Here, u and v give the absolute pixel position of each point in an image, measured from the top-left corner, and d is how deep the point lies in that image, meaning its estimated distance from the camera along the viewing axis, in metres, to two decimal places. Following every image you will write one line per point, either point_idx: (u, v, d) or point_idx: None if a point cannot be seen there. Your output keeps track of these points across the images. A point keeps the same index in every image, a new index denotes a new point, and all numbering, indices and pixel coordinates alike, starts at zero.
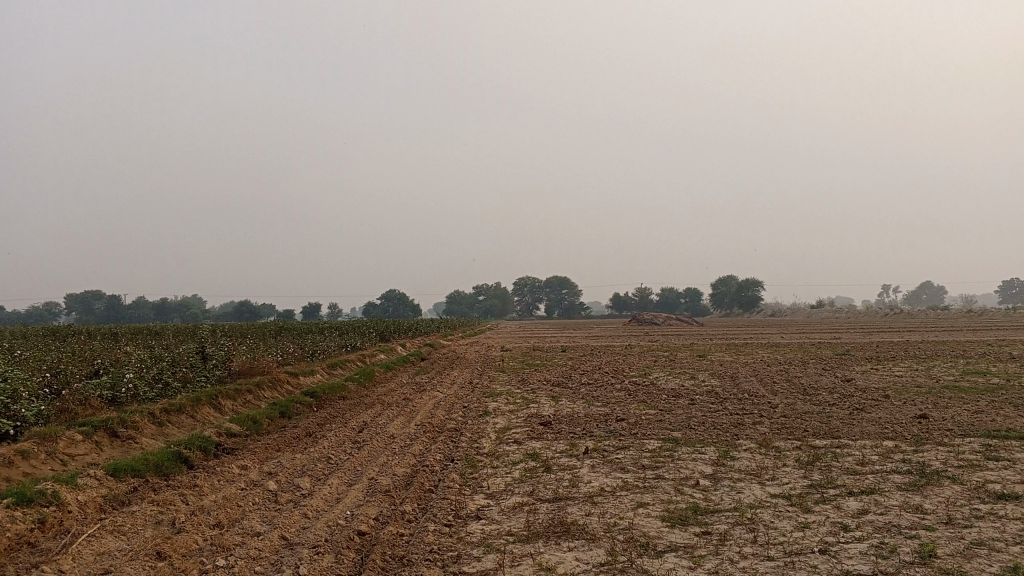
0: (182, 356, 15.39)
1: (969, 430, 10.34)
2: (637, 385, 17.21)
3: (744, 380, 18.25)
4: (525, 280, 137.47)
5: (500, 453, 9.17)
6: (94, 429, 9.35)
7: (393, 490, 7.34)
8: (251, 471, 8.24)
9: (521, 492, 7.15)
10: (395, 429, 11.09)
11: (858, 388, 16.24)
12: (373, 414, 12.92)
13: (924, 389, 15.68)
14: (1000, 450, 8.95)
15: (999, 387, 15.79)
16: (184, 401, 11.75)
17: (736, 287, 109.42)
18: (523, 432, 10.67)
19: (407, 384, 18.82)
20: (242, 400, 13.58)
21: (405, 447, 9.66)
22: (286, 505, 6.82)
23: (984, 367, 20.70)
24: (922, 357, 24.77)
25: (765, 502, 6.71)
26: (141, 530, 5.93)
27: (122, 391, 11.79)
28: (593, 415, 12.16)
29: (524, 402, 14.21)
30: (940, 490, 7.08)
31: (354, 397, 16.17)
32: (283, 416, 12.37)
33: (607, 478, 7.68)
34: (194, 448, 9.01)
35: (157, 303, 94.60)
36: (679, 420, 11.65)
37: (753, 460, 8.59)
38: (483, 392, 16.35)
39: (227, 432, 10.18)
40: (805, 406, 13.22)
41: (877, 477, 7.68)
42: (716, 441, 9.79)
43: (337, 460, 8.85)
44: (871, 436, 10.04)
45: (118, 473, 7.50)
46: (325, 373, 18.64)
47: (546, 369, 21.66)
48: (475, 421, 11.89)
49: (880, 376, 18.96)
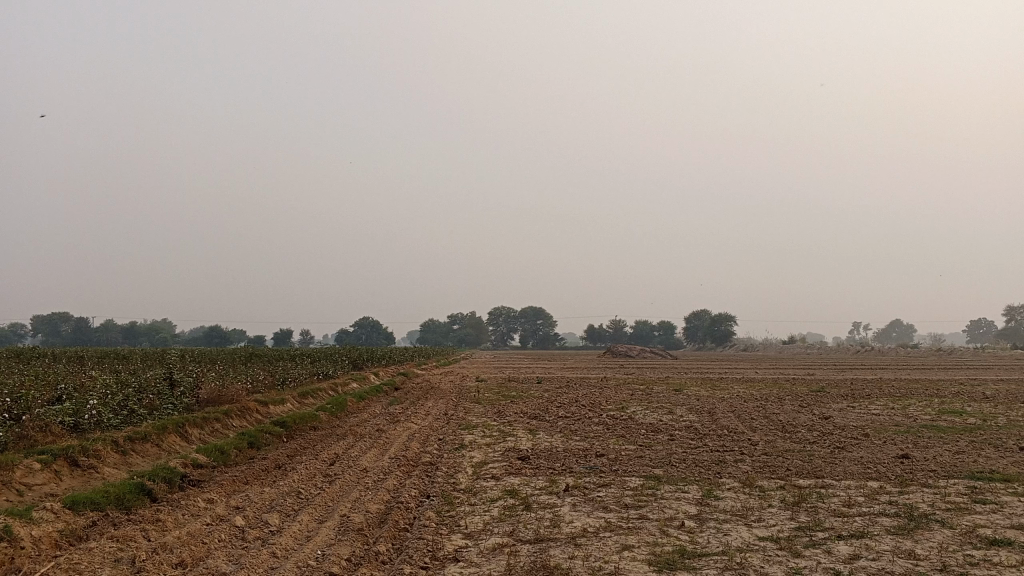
0: (149, 382, 14.95)
1: (953, 471, 10.20)
2: (615, 418, 17.00)
3: (722, 416, 18.09)
4: (500, 310, 137.28)
5: (477, 489, 8.88)
6: (53, 457, 8.95)
7: (366, 528, 7.03)
8: (218, 505, 7.89)
9: (501, 532, 6.87)
10: (368, 462, 10.76)
11: (837, 425, 16.13)
12: (345, 446, 12.57)
13: (903, 428, 15.61)
14: (987, 493, 8.82)
15: (977, 427, 15.73)
16: (150, 429, 11.36)
17: (709, 321, 110.00)
18: (500, 466, 10.39)
19: (381, 414, 18.44)
20: (210, 429, 13.17)
21: (379, 482, 9.34)
22: (254, 544, 6.47)
23: (959, 406, 20.70)
24: (897, 395, 24.82)
25: (753, 545, 6.48)
26: (98, 569, 5.57)
27: (85, 417, 11.38)
28: (572, 450, 11.92)
29: (501, 435, 13.91)
30: (930, 534, 6.91)
31: (326, 427, 15.79)
32: (252, 446, 11.98)
33: (589, 518, 7.42)
34: (158, 480, 8.63)
35: (125, 326, 93.13)
36: (659, 456, 11.44)
37: (738, 500, 8.39)
38: (458, 424, 16.07)
39: (194, 463, 9.80)
40: (785, 444, 13.06)
41: (865, 520, 7.48)
42: (698, 479, 9.60)
43: (307, 495, 8.51)
44: (856, 476, 9.88)
45: (76, 506, 7.11)
46: (296, 402, 18.23)
47: (522, 401, 21.40)
48: (451, 455, 11.58)
49: (858, 414, 18.88)
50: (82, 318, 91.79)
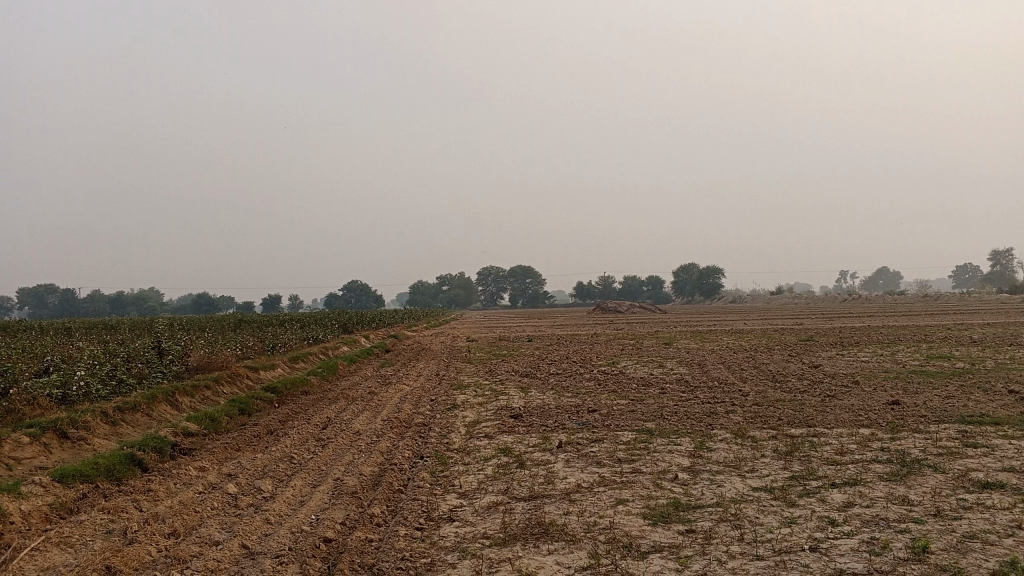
0: (137, 352, 14.83)
1: (943, 416, 10.25)
2: (607, 374, 17.01)
3: (713, 368, 18.15)
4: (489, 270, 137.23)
5: (470, 449, 8.86)
6: (42, 430, 8.86)
7: (360, 491, 6.99)
8: (210, 473, 7.84)
9: (495, 490, 6.85)
10: (361, 425, 10.74)
11: (827, 374, 16.24)
12: (337, 410, 12.53)
13: (892, 375, 15.71)
14: (978, 436, 8.86)
15: (965, 371, 15.86)
16: (139, 399, 11.28)
17: (697, 274, 110.46)
18: (493, 425, 10.37)
19: (372, 377, 18.43)
20: (200, 397, 13.11)
21: (372, 445, 9.31)
22: (247, 511, 6.42)
23: (946, 351, 20.84)
24: (886, 341, 25.05)
25: (747, 495, 6.48)
26: (90, 542, 5.51)
27: (73, 389, 11.30)
28: (564, 406, 11.92)
29: (493, 394, 13.92)
30: (923, 480, 6.92)
31: (317, 391, 15.76)
32: (243, 413, 11.92)
33: (583, 473, 7.41)
34: (148, 449, 8.56)
35: (113, 295, 92.55)
36: (651, 410, 11.45)
37: (731, 451, 8.41)
38: (450, 384, 16.06)
39: (184, 431, 9.73)
40: (776, 394, 13.11)
41: (858, 467, 7.50)
42: (691, 431, 9.62)
43: (300, 460, 8.47)
44: (847, 424, 9.92)
45: (65, 479, 7.02)
46: (286, 367, 18.14)
47: (513, 360, 21.41)
48: (444, 415, 11.57)
49: (847, 362, 19.03)
50: (69, 290, 91.15)
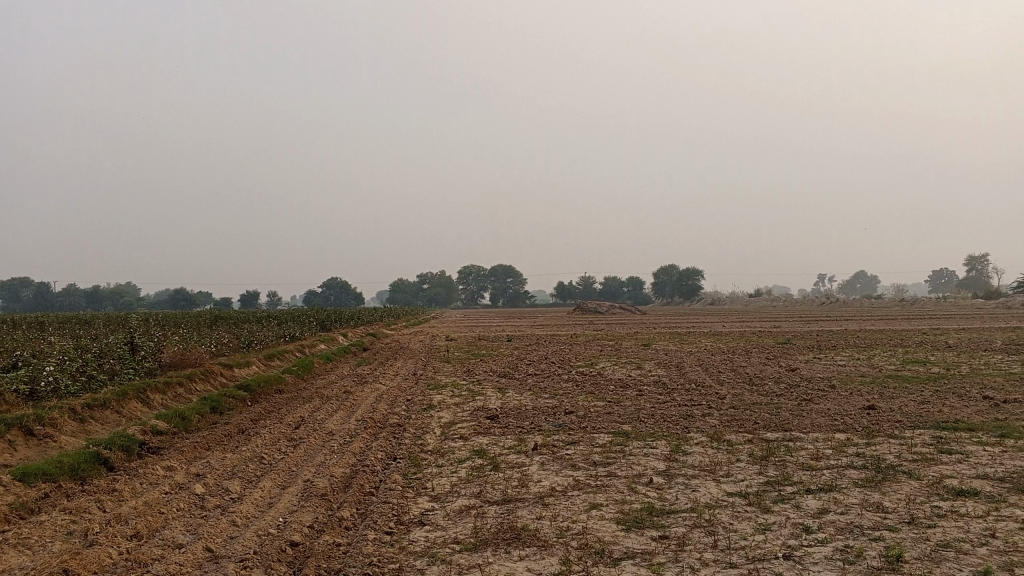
0: (109, 348, 14.59)
1: (918, 421, 10.26)
2: (584, 375, 16.95)
3: (690, 370, 18.14)
4: (469, 269, 137.09)
5: (445, 450, 8.76)
6: (7, 427, 8.66)
7: (331, 494, 6.86)
8: (177, 473, 7.68)
9: (468, 493, 6.75)
10: (334, 425, 10.60)
11: (804, 377, 16.28)
12: (311, 409, 12.38)
13: (868, 379, 15.77)
14: (952, 442, 8.88)
15: (940, 376, 15.95)
16: (109, 396, 11.08)
17: (677, 276, 110.89)
18: (469, 426, 10.28)
19: (349, 376, 18.26)
20: (173, 394, 12.92)
21: (345, 445, 9.18)
22: (213, 512, 6.28)
23: (922, 356, 20.98)
24: (862, 345, 25.17)
25: (722, 501, 6.43)
26: (49, 544, 5.35)
27: (41, 385, 11.08)
28: (541, 408, 11.84)
29: (469, 394, 13.82)
30: (898, 486, 6.90)
31: (292, 389, 15.58)
32: (215, 411, 11.74)
33: (557, 476, 7.33)
34: (115, 448, 8.38)
35: (88, 290, 91.49)
36: (628, 412, 11.40)
37: (706, 455, 8.37)
38: (427, 383, 15.94)
39: (153, 429, 9.54)
40: (753, 397, 13.11)
41: (833, 473, 7.48)
42: (667, 434, 9.57)
43: (271, 460, 8.33)
44: (823, 429, 9.91)
45: (27, 478, 6.83)
46: (262, 365, 17.94)
47: (491, 360, 21.33)
48: (419, 415, 11.45)
49: (824, 366, 19.09)
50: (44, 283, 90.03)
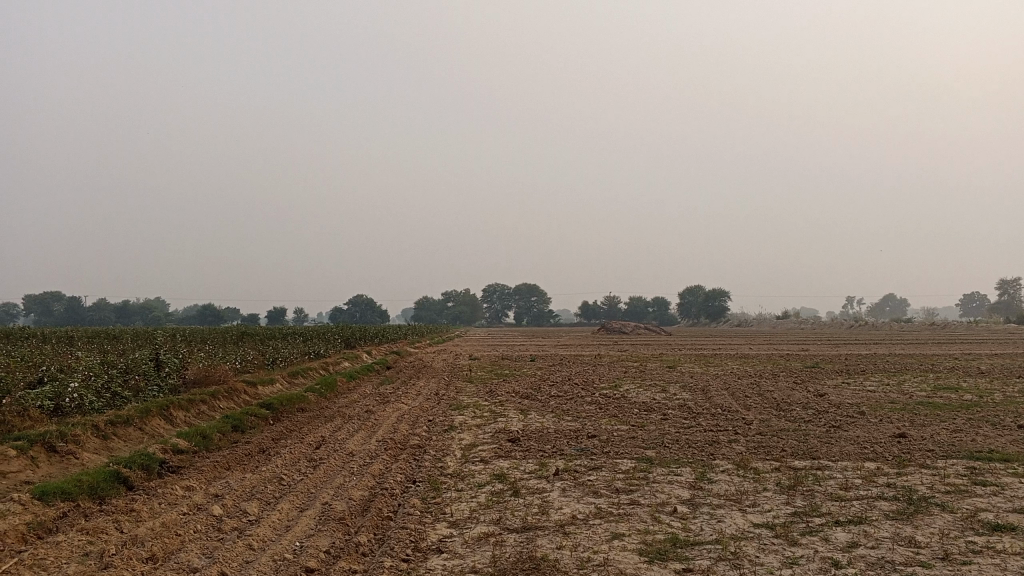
0: (134, 364, 14.67)
1: (951, 451, 9.99)
2: (608, 397, 16.77)
3: (716, 394, 17.89)
4: (494, 288, 137.14)
5: (465, 474, 8.65)
6: (30, 443, 8.68)
7: (349, 518, 6.77)
8: (196, 494, 7.64)
9: (487, 520, 6.63)
10: (355, 446, 10.52)
11: (832, 403, 15.97)
12: (333, 428, 12.33)
13: (898, 405, 15.44)
14: (986, 474, 8.61)
15: (972, 404, 15.58)
16: (133, 413, 11.10)
17: (703, 297, 110.21)
18: (490, 449, 10.16)
19: (371, 395, 18.20)
20: (196, 411, 12.94)
21: (364, 467, 9.10)
22: (230, 535, 6.22)
23: (954, 382, 20.53)
24: (892, 370, 24.73)
25: (748, 532, 6.26)
26: (64, 565, 5.31)
27: (66, 401, 11.13)
28: (563, 431, 11.70)
29: (491, 416, 13.69)
30: (931, 520, 6.68)
31: (314, 408, 15.55)
32: (236, 430, 11.72)
33: (578, 504, 7.19)
34: (135, 467, 8.36)
35: (118, 304, 92.62)
36: (651, 437, 11.22)
37: (732, 483, 8.19)
38: (449, 404, 15.84)
39: (173, 448, 9.53)
40: (780, 423, 12.87)
41: (863, 504, 7.26)
42: (691, 461, 9.39)
43: (290, 481, 8.27)
44: (852, 457, 9.67)
45: (46, 497, 6.82)
46: (285, 382, 17.96)
47: (514, 380, 21.21)
48: (440, 437, 11.35)
49: (852, 391, 18.75)
50: (75, 298, 91.27)
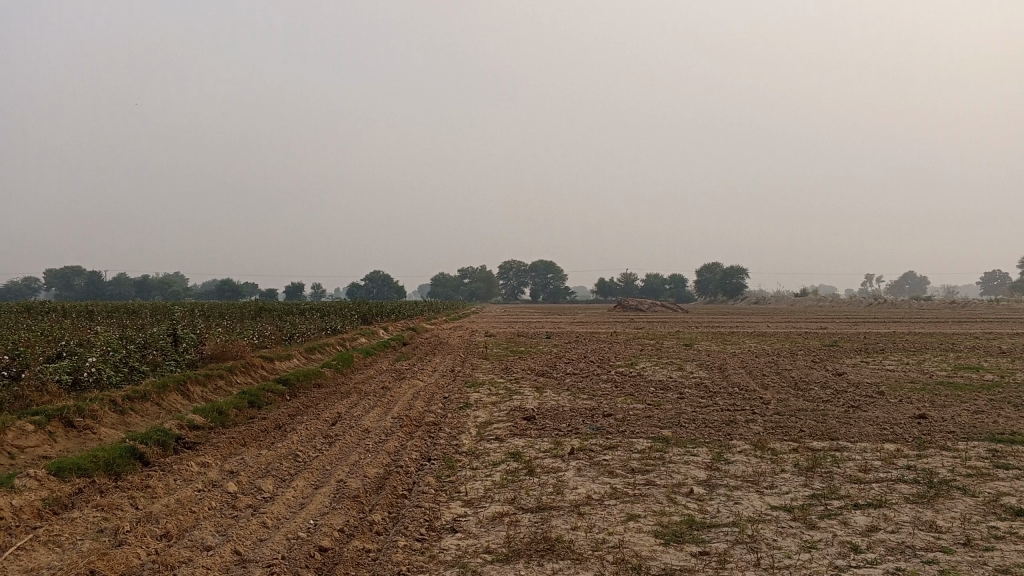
0: (152, 339, 14.72)
1: (972, 433, 9.85)
2: (625, 375, 16.69)
3: (733, 372, 17.76)
4: (511, 265, 137.03)
5: (480, 452, 8.61)
6: (47, 418, 8.71)
7: (363, 496, 6.75)
8: (211, 470, 7.65)
9: (502, 499, 6.59)
10: (370, 422, 10.51)
11: (851, 383, 15.80)
12: (348, 405, 12.33)
13: (918, 385, 15.26)
14: (1008, 457, 8.48)
15: (994, 384, 15.37)
16: (150, 388, 11.14)
17: (720, 275, 109.60)
18: (505, 427, 10.12)
19: (387, 371, 18.22)
20: (212, 387, 12.97)
21: (379, 444, 9.08)
22: (244, 513, 6.21)
23: (974, 362, 20.28)
24: (912, 350, 24.45)
25: (765, 515, 6.18)
26: (79, 541, 5.32)
27: (84, 375, 11.18)
28: (579, 409, 11.64)
29: (507, 393, 13.67)
30: (952, 504, 6.58)
31: (331, 384, 15.58)
32: (252, 406, 11.74)
33: (594, 484, 7.13)
34: (151, 443, 8.38)
35: (138, 279, 93.34)
36: (668, 416, 11.14)
37: (749, 464, 8.10)
38: (465, 381, 15.82)
39: (189, 424, 9.55)
40: (798, 403, 12.75)
41: (883, 487, 7.16)
42: (708, 441, 9.30)
43: (305, 458, 8.27)
44: (871, 438, 9.55)
45: (62, 473, 6.83)
46: (302, 358, 17.99)
47: (530, 357, 21.16)
48: (455, 414, 11.32)
49: (871, 371, 18.55)
50: (95, 273, 92.02)
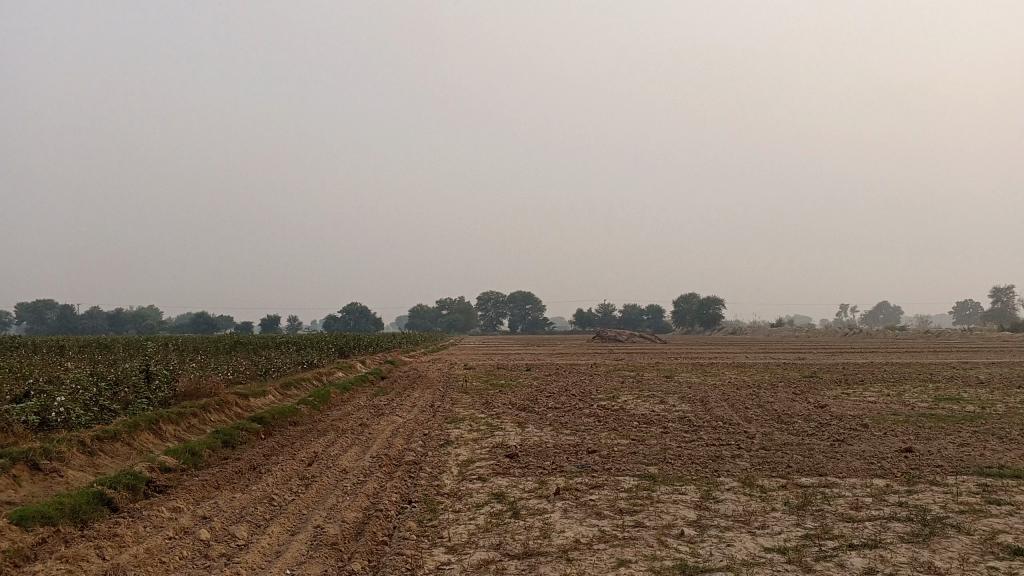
0: (124, 375, 14.33)
1: (960, 466, 9.75)
2: (607, 409, 16.48)
3: (715, 405, 17.61)
4: (489, 296, 136.88)
5: (462, 493, 8.36)
6: (11, 461, 8.34)
7: (342, 543, 6.48)
8: (183, 516, 7.34)
9: (487, 544, 6.36)
10: (348, 463, 10.22)
11: (834, 415, 15.69)
12: (325, 443, 12.02)
13: (901, 418, 15.17)
14: (1000, 492, 8.35)
15: (975, 416, 15.30)
16: (120, 428, 10.78)
17: (697, 307, 110.08)
18: (488, 466, 9.88)
19: (365, 407, 17.89)
20: (185, 425, 12.60)
21: (358, 486, 8.80)
22: (216, 563, 5.91)
23: (954, 393, 20.27)
24: (891, 380, 24.40)
25: (759, 558, 5.99)
26: None
27: (52, 415, 10.79)
28: (562, 446, 11.41)
29: (488, 429, 13.41)
30: (948, 543, 6.42)
31: (307, 422, 15.24)
32: (226, 445, 11.41)
33: (582, 526, 6.91)
34: (120, 487, 8.05)
35: (111, 313, 92.08)
36: (653, 452, 10.95)
37: (739, 503, 7.92)
38: (445, 417, 15.55)
39: (160, 466, 9.21)
40: (783, 437, 12.61)
41: (876, 526, 6.99)
42: (695, 478, 9.12)
43: (281, 502, 7.97)
44: (860, 474, 9.41)
45: (24, 522, 6.49)
46: (277, 394, 17.62)
47: (510, 391, 20.88)
48: (436, 452, 11.05)
49: (852, 402, 18.44)
50: (67, 307, 90.68)
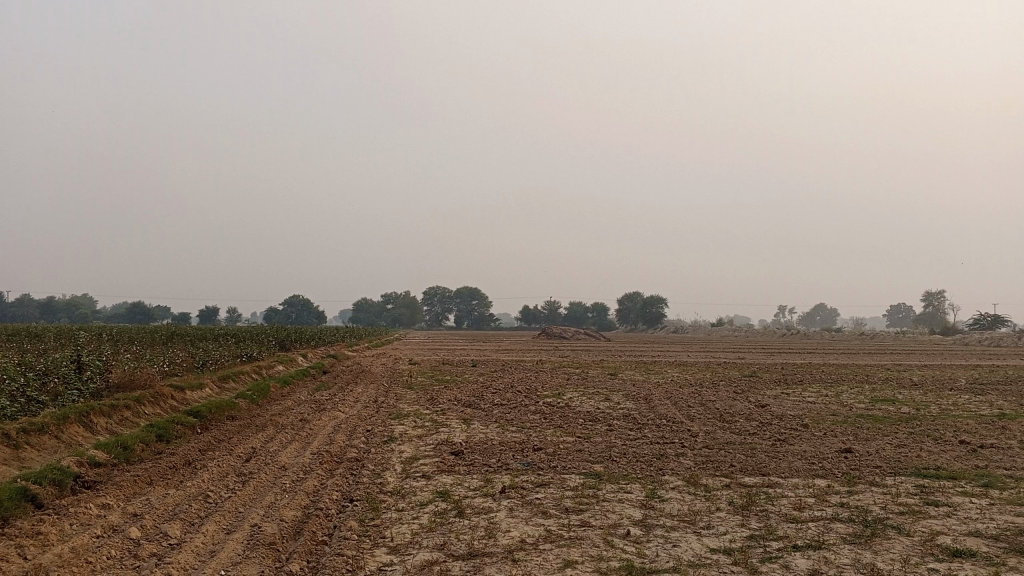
0: (53, 366, 13.77)
1: (898, 467, 9.92)
2: (552, 406, 16.43)
3: (659, 403, 17.69)
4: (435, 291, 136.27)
5: (406, 491, 8.19)
6: None
7: (279, 543, 6.26)
8: (113, 513, 7.04)
9: (430, 545, 6.20)
10: (287, 459, 9.95)
11: (775, 415, 15.87)
12: (264, 439, 11.70)
13: (840, 418, 15.42)
14: (937, 493, 8.50)
15: (911, 417, 15.62)
16: (48, 420, 10.33)
17: (641, 305, 111.23)
18: (432, 463, 9.71)
19: (306, 402, 17.53)
20: (117, 418, 12.15)
21: (298, 483, 8.56)
22: (146, 563, 5.65)
23: (890, 394, 20.71)
24: (829, 381, 24.88)
25: (705, 559, 5.95)
26: None
27: None
28: (507, 443, 11.30)
29: (432, 426, 13.22)
30: (889, 544, 6.48)
31: (246, 416, 14.87)
32: (160, 439, 11.03)
33: (527, 526, 6.79)
34: (45, 483, 7.68)
35: (44, 302, 89.17)
36: (598, 450, 10.90)
37: (684, 502, 7.90)
38: (388, 412, 15.33)
39: (90, 461, 8.83)
40: (726, 435, 12.71)
41: (820, 526, 7.03)
42: (641, 477, 9.10)
43: (217, 499, 7.70)
44: (802, 474, 9.50)
45: None
46: (215, 387, 17.17)
47: (455, 387, 20.69)
48: (379, 449, 10.84)
49: (793, 402, 18.71)
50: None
